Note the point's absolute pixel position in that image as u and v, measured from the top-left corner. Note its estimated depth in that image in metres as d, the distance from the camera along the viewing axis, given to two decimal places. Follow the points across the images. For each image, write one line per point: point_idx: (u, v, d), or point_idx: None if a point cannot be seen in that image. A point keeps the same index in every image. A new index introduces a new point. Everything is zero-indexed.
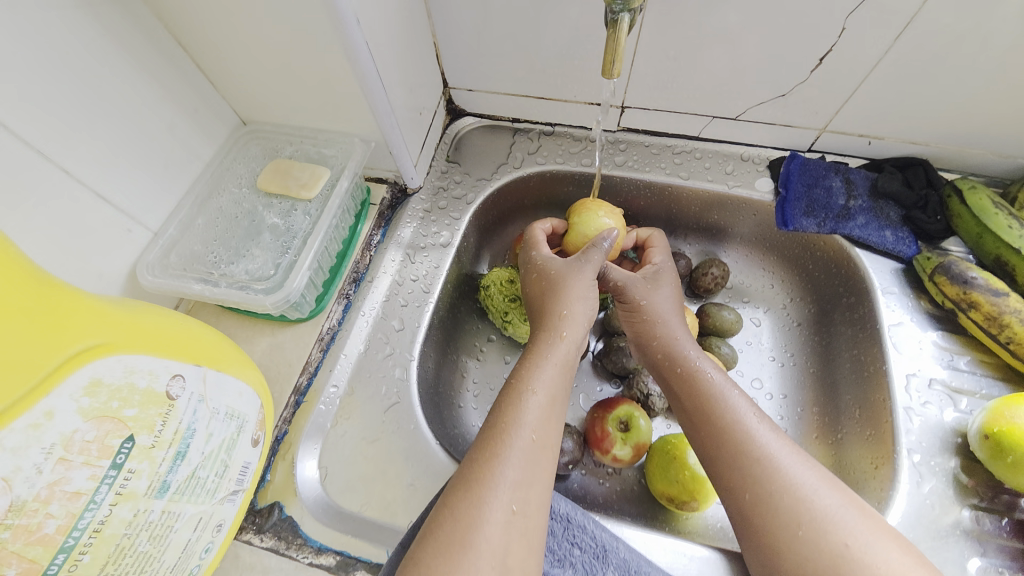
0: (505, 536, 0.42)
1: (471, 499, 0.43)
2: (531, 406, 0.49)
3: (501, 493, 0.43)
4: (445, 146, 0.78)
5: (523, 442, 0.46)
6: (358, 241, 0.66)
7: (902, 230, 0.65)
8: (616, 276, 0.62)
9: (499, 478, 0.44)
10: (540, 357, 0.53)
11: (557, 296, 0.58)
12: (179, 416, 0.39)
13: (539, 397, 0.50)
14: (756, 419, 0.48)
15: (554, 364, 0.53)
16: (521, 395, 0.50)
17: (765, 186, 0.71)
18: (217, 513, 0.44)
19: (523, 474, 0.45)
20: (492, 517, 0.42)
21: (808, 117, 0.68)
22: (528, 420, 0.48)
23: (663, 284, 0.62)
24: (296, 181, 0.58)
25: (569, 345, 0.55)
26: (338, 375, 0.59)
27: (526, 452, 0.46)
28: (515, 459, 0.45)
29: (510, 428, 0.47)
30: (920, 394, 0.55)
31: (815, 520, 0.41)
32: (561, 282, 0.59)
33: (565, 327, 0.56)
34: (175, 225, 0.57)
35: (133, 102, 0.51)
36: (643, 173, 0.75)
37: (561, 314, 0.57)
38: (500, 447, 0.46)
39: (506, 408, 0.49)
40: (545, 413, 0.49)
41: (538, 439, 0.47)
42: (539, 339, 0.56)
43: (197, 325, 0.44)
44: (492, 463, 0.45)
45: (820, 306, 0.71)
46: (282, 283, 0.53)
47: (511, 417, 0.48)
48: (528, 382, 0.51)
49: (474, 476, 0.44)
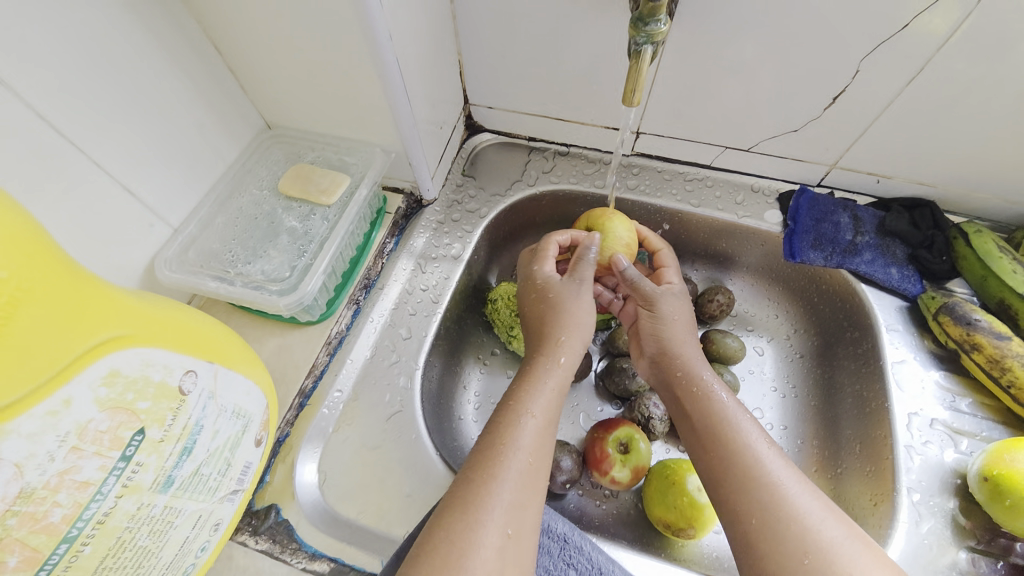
0: (499, 559, 0.42)
1: (468, 519, 0.43)
2: (527, 428, 0.49)
3: (497, 514, 0.44)
4: (461, 160, 0.80)
5: (519, 464, 0.47)
6: (371, 248, 0.67)
7: (907, 268, 0.66)
8: (649, 286, 0.63)
9: (495, 498, 0.44)
10: (538, 380, 0.54)
11: (555, 319, 0.59)
12: (190, 411, 0.39)
13: (536, 421, 0.51)
14: (766, 445, 0.50)
15: (551, 388, 0.54)
16: (519, 417, 0.50)
17: (774, 217, 0.73)
18: (216, 512, 0.43)
19: (517, 497, 0.45)
20: (487, 539, 0.42)
21: (818, 153, 0.69)
22: (524, 443, 0.48)
23: (683, 302, 0.64)
24: (317, 186, 0.59)
25: (564, 370, 0.56)
26: (343, 379, 0.59)
27: (522, 475, 0.47)
28: (510, 481, 0.46)
29: (507, 449, 0.47)
30: (922, 433, 0.56)
31: (822, 550, 0.42)
32: (561, 303, 0.60)
33: (563, 352, 0.57)
34: (195, 222, 0.58)
35: (165, 101, 0.52)
36: (654, 198, 0.76)
37: (559, 340, 0.58)
38: (496, 467, 0.46)
39: (502, 430, 0.49)
40: (540, 436, 0.50)
41: (533, 462, 0.48)
42: (534, 362, 0.56)
43: (209, 321, 0.45)
44: (488, 483, 0.45)
45: (823, 339, 0.72)
46: (296, 286, 0.53)
47: (508, 438, 0.48)
48: (526, 404, 0.51)
49: (471, 495, 0.44)
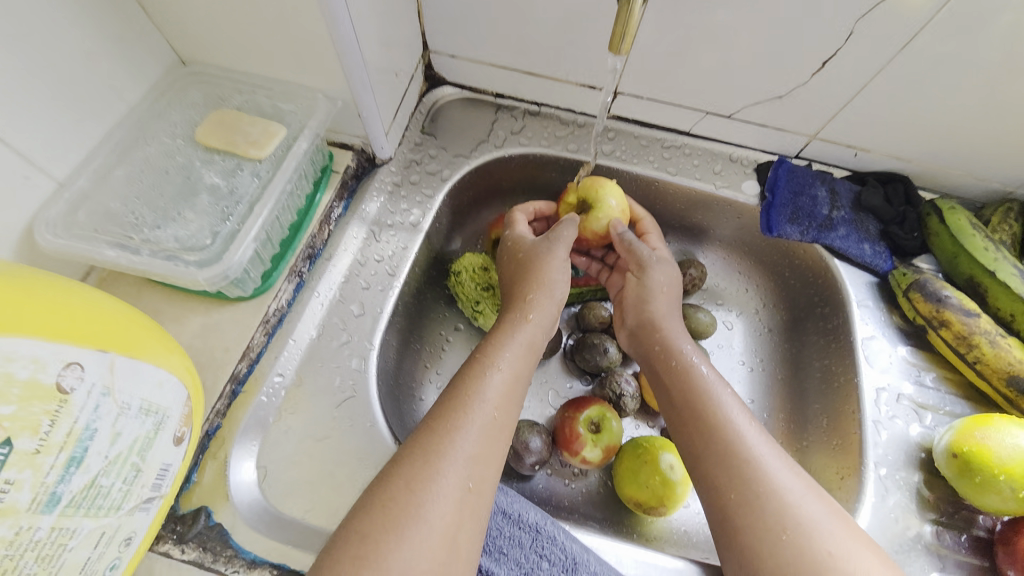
0: (458, 513, 0.39)
1: (427, 471, 0.39)
2: (493, 382, 0.46)
3: (458, 466, 0.40)
4: (420, 115, 0.71)
5: (483, 416, 0.43)
6: (316, 212, 0.58)
7: (879, 244, 0.65)
8: (645, 251, 0.62)
9: (457, 451, 0.41)
10: (506, 336, 0.51)
11: (526, 277, 0.56)
12: (75, 413, 0.32)
13: (504, 375, 0.47)
14: (746, 420, 0.49)
15: (519, 344, 0.51)
16: (486, 369, 0.47)
17: (751, 189, 0.70)
18: (126, 525, 0.36)
19: (481, 450, 0.42)
20: (445, 492, 0.39)
21: (801, 123, 0.66)
22: (490, 396, 0.45)
23: (670, 271, 0.62)
24: (245, 137, 0.50)
25: (534, 328, 0.53)
26: (284, 361, 0.52)
27: (487, 428, 0.43)
28: (473, 435, 0.42)
29: (471, 400, 0.44)
30: (888, 408, 0.56)
31: (801, 526, 0.41)
32: (536, 262, 0.57)
33: (531, 309, 0.54)
34: (88, 176, 0.47)
35: (36, 19, 0.41)
36: (630, 164, 0.71)
37: (526, 298, 0.54)
38: (460, 419, 0.42)
39: (467, 381, 0.46)
40: (507, 390, 0.46)
41: (498, 416, 0.44)
42: (504, 319, 0.53)
43: (102, 302, 0.37)
44: (452, 434, 0.41)
45: (793, 314, 0.71)
46: (220, 255, 0.44)
47: (473, 390, 0.45)
48: (494, 357, 0.48)
49: (432, 445, 0.41)
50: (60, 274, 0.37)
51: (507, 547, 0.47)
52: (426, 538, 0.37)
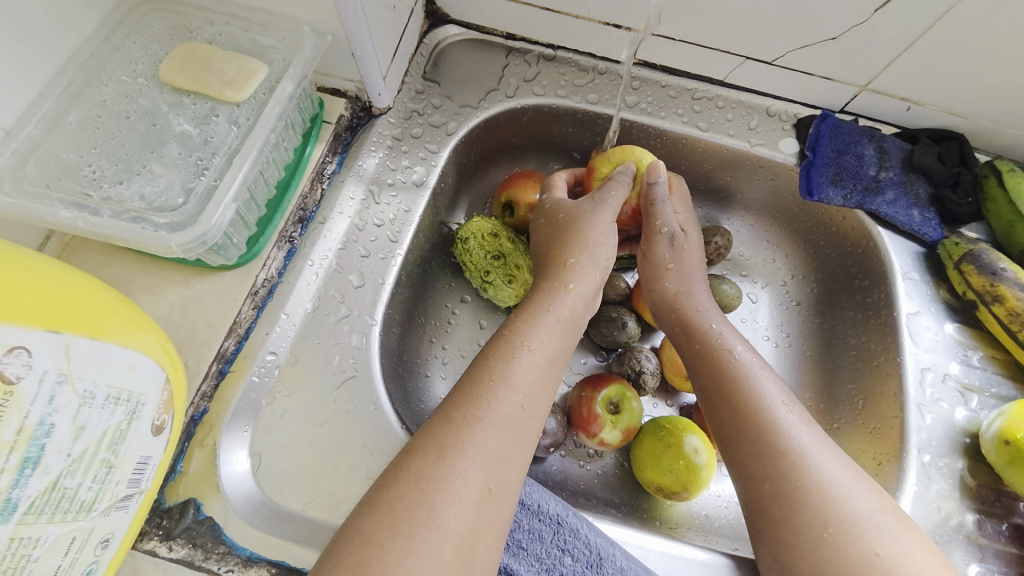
0: (475, 515, 0.34)
1: (440, 469, 0.34)
2: (522, 363, 0.41)
3: (478, 462, 0.35)
4: (421, 59, 0.63)
5: (509, 405, 0.38)
6: (307, 168, 0.51)
7: (928, 210, 0.60)
8: (661, 218, 0.57)
9: (477, 446, 0.36)
10: (540, 310, 0.46)
11: (567, 240, 0.52)
12: (25, 406, 0.26)
13: (534, 355, 0.42)
14: (786, 407, 0.44)
15: (556, 319, 0.46)
16: (514, 348, 0.42)
17: (790, 147, 0.63)
18: (101, 527, 0.32)
19: (505, 444, 0.37)
20: (461, 493, 0.34)
21: (852, 71, 0.58)
22: (520, 381, 0.40)
23: (692, 245, 0.58)
24: (218, 75, 0.42)
25: (574, 299, 0.48)
26: (276, 338, 0.46)
27: (511, 419, 0.38)
28: (497, 427, 0.37)
29: (495, 386, 0.39)
30: (934, 390, 0.53)
31: (845, 522, 0.38)
32: (577, 221, 0.53)
33: (571, 276, 0.49)
34: (33, 122, 0.39)
35: None
36: (657, 118, 0.64)
37: (566, 263, 0.50)
38: (482, 408, 0.38)
39: (490, 362, 0.41)
40: (539, 373, 0.42)
41: (526, 406, 0.39)
42: (539, 289, 0.49)
43: (56, 273, 0.31)
44: (472, 426, 0.37)
45: (825, 287, 0.66)
46: (196, 218, 0.38)
47: (498, 372, 0.40)
48: (523, 335, 0.43)
49: (449, 439, 0.36)
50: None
51: (526, 542, 0.44)
52: (438, 548, 0.32)
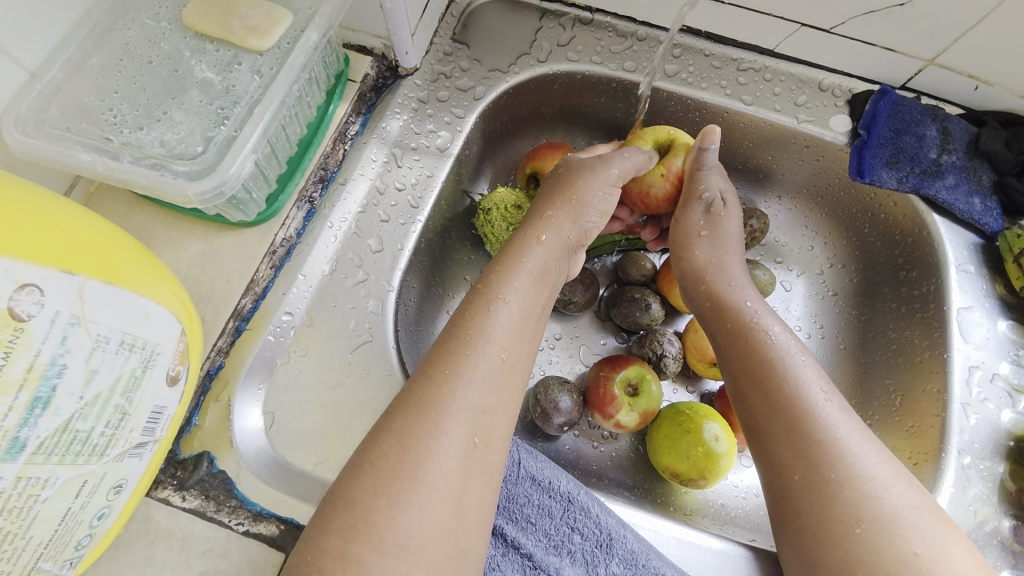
0: (462, 471, 0.33)
1: (424, 424, 0.33)
2: (498, 316, 0.39)
3: (460, 418, 0.34)
4: (451, 19, 0.60)
5: (488, 358, 0.37)
6: (329, 127, 0.50)
7: (991, 199, 0.55)
8: (703, 184, 0.53)
9: (459, 402, 0.35)
10: (515, 262, 0.44)
11: (554, 196, 0.50)
12: (36, 344, 0.26)
13: (511, 308, 0.40)
14: (823, 394, 0.41)
15: (529, 271, 0.43)
16: (489, 302, 0.40)
17: (842, 125, 0.58)
18: (114, 472, 0.32)
19: (488, 399, 0.36)
20: (444, 447, 0.33)
21: (919, 43, 0.53)
22: (496, 334, 0.38)
23: (728, 218, 0.54)
24: (242, 21, 0.40)
25: (547, 251, 0.46)
26: (293, 299, 0.46)
27: (492, 373, 0.37)
28: (478, 382, 0.36)
29: (473, 340, 0.37)
30: (981, 389, 0.50)
31: (880, 519, 0.35)
32: (569, 176, 0.51)
33: (545, 229, 0.47)
34: (59, 64, 0.38)
35: None
36: (698, 89, 0.60)
37: (544, 216, 0.49)
38: (461, 363, 0.36)
39: (467, 317, 0.39)
40: (516, 325, 0.40)
41: (506, 358, 0.38)
42: (513, 242, 0.46)
43: (73, 215, 0.30)
44: (451, 382, 0.35)
45: (867, 277, 0.62)
46: (214, 167, 0.36)
47: (475, 327, 0.38)
48: (498, 288, 0.41)
49: (427, 396, 0.34)
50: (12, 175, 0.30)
51: (535, 517, 0.42)
52: (427, 503, 0.31)
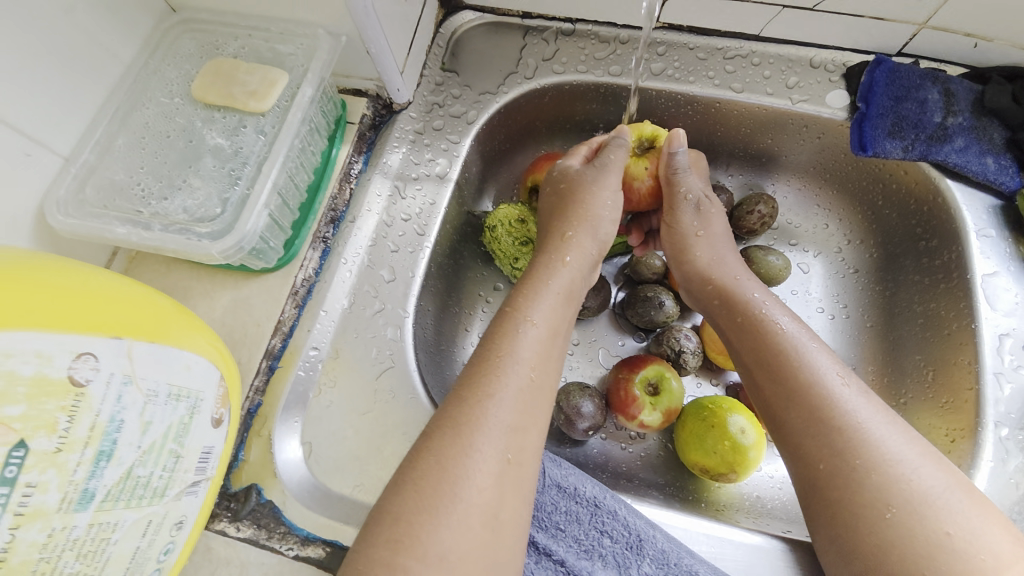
0: (498, 486, 0.35)
1: (460, 445, 0.35)
2: (527, 338, 0.41)
3: (492, 437, 0.36)
4: (438, 49, 0.62)
5: (518, 378, 0.38)
6: (334, 170, 0.53)
7: (1005, 156, 0.53)
8: (686, 186, 0.54)
9: (491, 421, 0.36)
10: (539, 283, 0.45)
11: (568, 212, 0.51)
12: (95, 405, 0.29)
13: (538, 329, 0.42)
14: (840, 379, 0.41)
15: (556, 292, 0.45)
16: (517, 324, 0.41)
17: (839, 100, 0.57)
18: (173, 511, 0.35)
19: (517, 418, 0.37)
20: (481, 466, 0.34)
21: (909, 7, 0.52)
22: (525, 355, 0.40)
23: (716, 216, 0.55)
24: (243, 87, 0.44)
25: (571, 271, 0.47)
26: (318, 335, 0.49)
27: (523, 392, 0.38)
28: (508, 401, 0.37)
29: (504, 362, 0.39)
30: (1013, 356, 0.48)
31: (911, 502, 0.35)
32: (576, 190, 0.51)
33: (569, 249, 0.48)
34: (91, 148, 0.43)
35: None
36: (686, 84, 0.60)
37: (564, 236, 0.49)
38: (492, 384, 0.38)
39: (497, 339, 0.40)
40: (543, 346, 0.41)
41: (536, 377, 0.40)
42: (537, 264, 0.48)
43: (116, 285, 0.34)
44: (483, 403, 0.37)
45: (887, 251, 0.61)
46: (232, 225, 0.40)
47: (505, 349, 0.40)
48: (526, 310, 0.42)
49: (462, 417, 0.36)
50: (66, 258, 0.35)
51: (564, 524, 0.44)
52: (463, 518, 0.33)
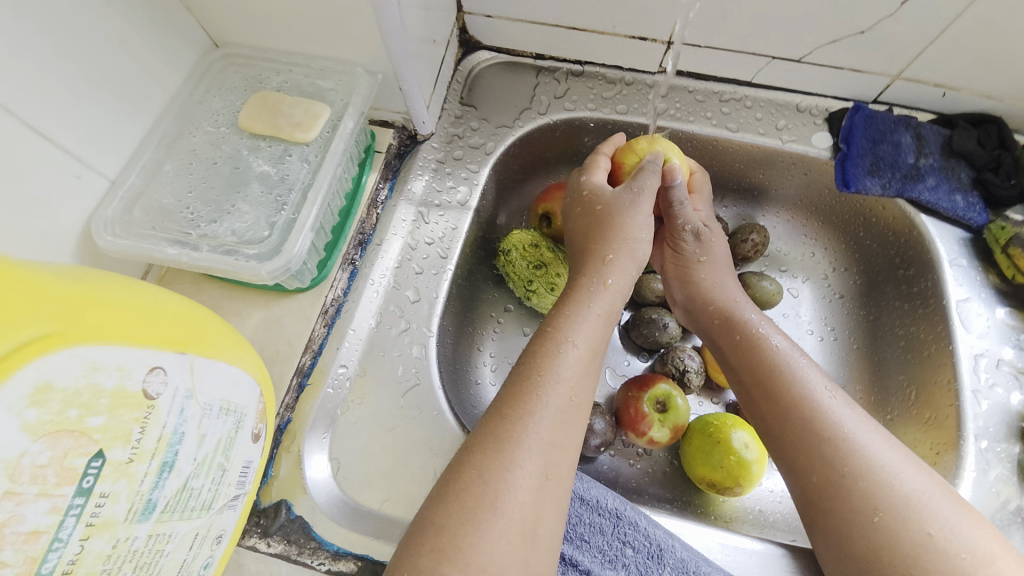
0: (536, 502, 0.37)
1: (501, 461, 0.37)
2: (568, 358, 0.43)
3: (534, 455, 0.38)
4: (457, 85, 0.67)
5: (558, 399, 0.41)
6: (363, 195, 0.56)
7: (971, 195, 0.60)
8: (684, 218, 0.58)
9: (532, 438, 0.38)
10: (581, 305, 0.48)
11: (605, 235, 0.52)
12: (163, 418, 0.30)
13: (579, 350, 0.44)
14: (829, 393, 0.45)
15: (596, 315, 0.47)
16: (560, 345, 0.44)
17: (823, 141, 0.63)
18: (217, 524, 0.36)
19: (556, 436, 0.40)
20: (522, 483, 0.37)
21: (882, 63, 0.58)
22: (565, 375, 0.42)
23: (715, 244, 0.59)
24: (288, 119, 0.47)
25: (612, 294, 0.50)
26: (346, 353, 0.51)
27: (562, 412, 0.41)
28: (548, 419, 0.40)
29: (545, 381, 0.41)
30: (988, 375, 0.53)
31: (895, 506, 0.38)
32: (613, 216, 0.53)
33: (610, 273, 0.50)
34: (138, 172, 0.45)
35: (65, 5, 0.38)
36: (686, 123, 0.66)
37: (606, 258, 0.51)
38: (534, 402, 0.40)
39: (540, 358, 0.43)
40: (583, 365, 0.44)
41: (575, 398, 0.42)
42: (576, 285, 0.50)
43: (174, 303, 0.35)
44: (525, 419, 0.39)
45: (869, 278, 0.66)
46: (280, 247, 0.43)
47: (547, 369, 0.42)
48: (567, 331, 0.45)
49: (504, 433, 0.38)
50: (115, 274, 0.34)
51: (588, 535, 0.46)
52: (504, 532, 0.35)
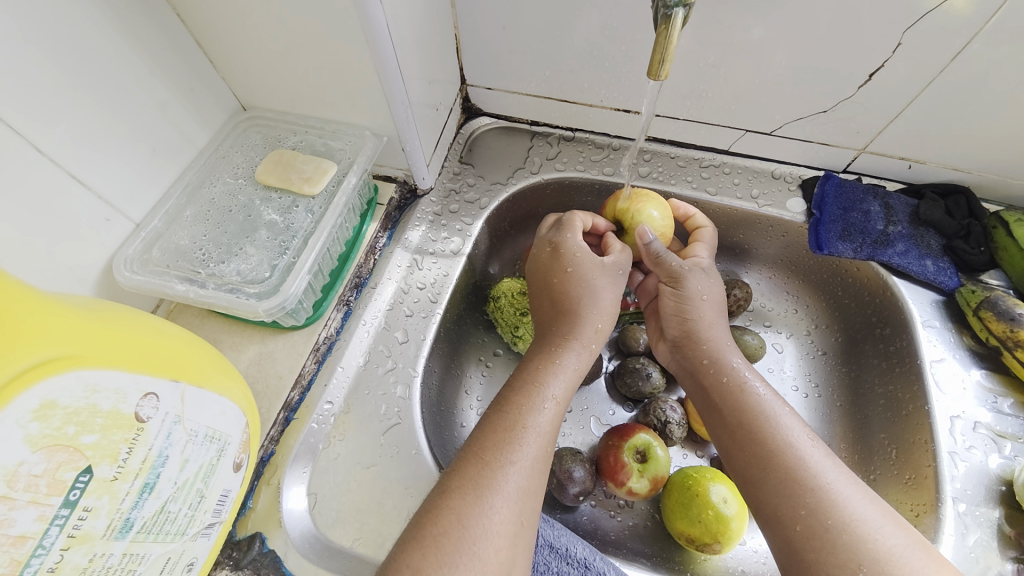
0: (510, 548, 0.39)
1: (475, 506, 0.39)
2: (547, 414, 0.46)
3: (510, 501, 0.40)
4: (458, 145, 0.73)
5: (535, 449, 0.43)
6: (362, 243, 0.61)
7: (942, 259, 0.62)
8: (676, 261, 0.57)
9: (507, 486, 0.40)
10: (562, 364, 0.50)
11: (591, 301, 0.54)
12: (150, 440, 0.33)
13: (558, 407, 0.47)
14: (810, 441, 0.45)
15: (574, 370, 0.50)
16: (539, 399, 0.46)
17: (797, 206, 0.67)
18: (189, 551, 0.38)
19: (528, 484, 0.42)
20: (497, 528, 0.38)
21: (848, 137, 0.63)
22: (543, 428, 0.45)
23: (712, 283, 0.58)
24: (299, 174, 0.53)
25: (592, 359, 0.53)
26: (333, 390, 0.53)
27: (536, 462, 0.43)
28: (524, 468, 0.42)
29: (525, 433, 0.44)
30: (965, 437, 0.54)
31: (878, 562, 0.38)
32: (591, 283, 0.55)
33: (596, 340, 0.53)
34: (160, 216, 0.51)
35: (118, 78, 0.45)
36: (667, 186, 0.71)
37: (596, 328, 0.53)
38: (514, 452, 0.42)
39: (520, 410, 0.45)
40: (557, 421, 0.47)
41: (547, 450, 0.44)
42: (558, 342, 0.51)
43: (175, 332, 0.38)
44: (505, 468, 0.41)
45: (848, 336, 0.68)
46: (278, 287, 0.47)
47: (528, 422, 0.44)
48: (551, 388, 0.47)
49: (484, 479, 0.40)
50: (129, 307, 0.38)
51: None
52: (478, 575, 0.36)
